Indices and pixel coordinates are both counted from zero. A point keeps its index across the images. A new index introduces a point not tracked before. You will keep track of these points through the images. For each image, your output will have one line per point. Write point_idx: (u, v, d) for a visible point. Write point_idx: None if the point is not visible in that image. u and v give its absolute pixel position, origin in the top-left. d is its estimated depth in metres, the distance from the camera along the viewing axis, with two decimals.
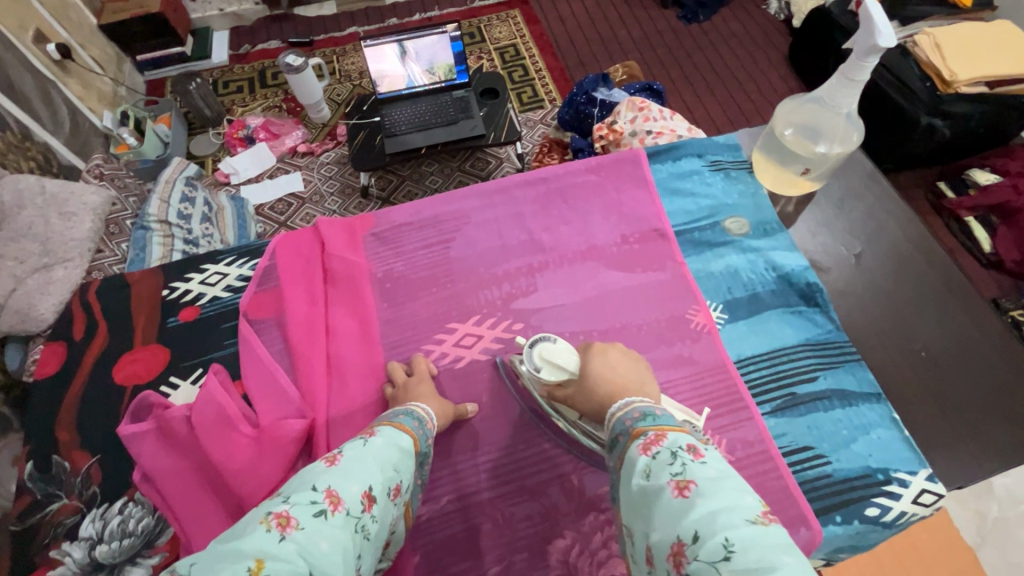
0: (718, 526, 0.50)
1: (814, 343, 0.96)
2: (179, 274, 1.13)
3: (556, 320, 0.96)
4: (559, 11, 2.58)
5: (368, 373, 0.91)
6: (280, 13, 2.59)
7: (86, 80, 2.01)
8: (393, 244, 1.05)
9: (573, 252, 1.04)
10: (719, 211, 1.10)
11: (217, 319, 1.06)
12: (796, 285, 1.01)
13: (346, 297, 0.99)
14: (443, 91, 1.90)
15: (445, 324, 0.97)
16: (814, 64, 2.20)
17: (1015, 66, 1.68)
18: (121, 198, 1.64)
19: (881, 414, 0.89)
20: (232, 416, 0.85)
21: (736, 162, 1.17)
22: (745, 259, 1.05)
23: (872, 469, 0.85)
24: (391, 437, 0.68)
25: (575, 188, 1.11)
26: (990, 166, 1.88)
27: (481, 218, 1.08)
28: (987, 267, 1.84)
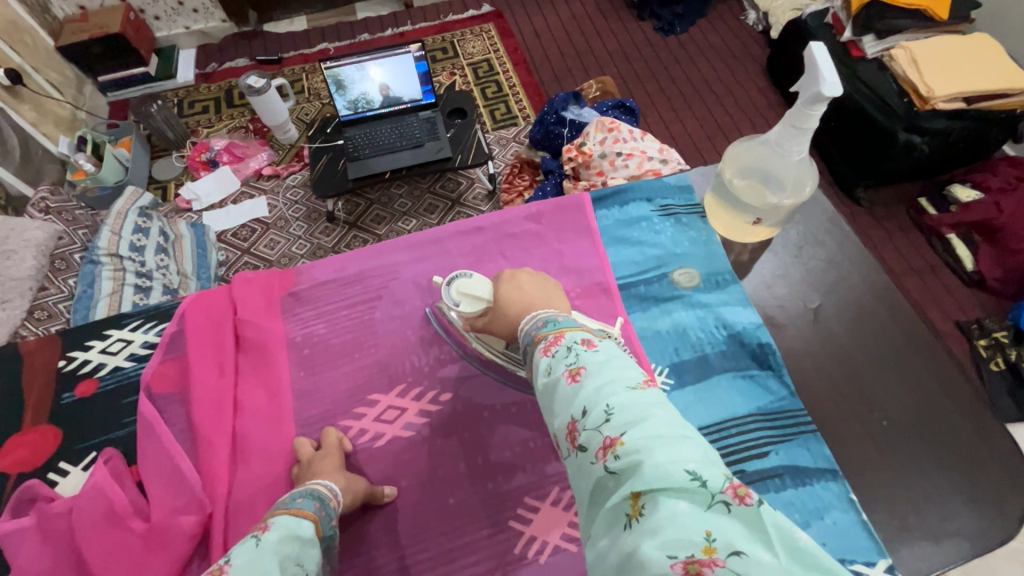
0: (602, 397, 0.51)
1: (766, 413, 0.86)
2: (79, 340, 0.99)
3: (495, 378, 0.89)
4: (534, 25, 2.53)
5: (276, 461, 0.81)
6: (249, 30, 2.52)
7: (41, 105, 1.95)
8: (312, 303, 0.96)
9: None
10: (668, 261, 1.01)
11: (118, 393, 0.93)
12: (748, 346, 0.92)
13: (258, 366, 0.89)
14: (409, 112, 1.84)
15: (366, 398, 0.87)
16: (792, 78, 2.15)
17: (991, 82, 1.65)
18: (68, 231, 1.56)
19: (838, 494, 0.79)
20: (121, 511, 0.75)
21: (688, 206, 1.07)
22: (693, 316, 0.95)
23: (827, 562, 0.74)
24: (288, 526, 0.59)
25: (514, 238, 1.02)
26: (970, 182, 1.85)
27: (411, 274, 0.99)
28: (970, 286, 1.79)
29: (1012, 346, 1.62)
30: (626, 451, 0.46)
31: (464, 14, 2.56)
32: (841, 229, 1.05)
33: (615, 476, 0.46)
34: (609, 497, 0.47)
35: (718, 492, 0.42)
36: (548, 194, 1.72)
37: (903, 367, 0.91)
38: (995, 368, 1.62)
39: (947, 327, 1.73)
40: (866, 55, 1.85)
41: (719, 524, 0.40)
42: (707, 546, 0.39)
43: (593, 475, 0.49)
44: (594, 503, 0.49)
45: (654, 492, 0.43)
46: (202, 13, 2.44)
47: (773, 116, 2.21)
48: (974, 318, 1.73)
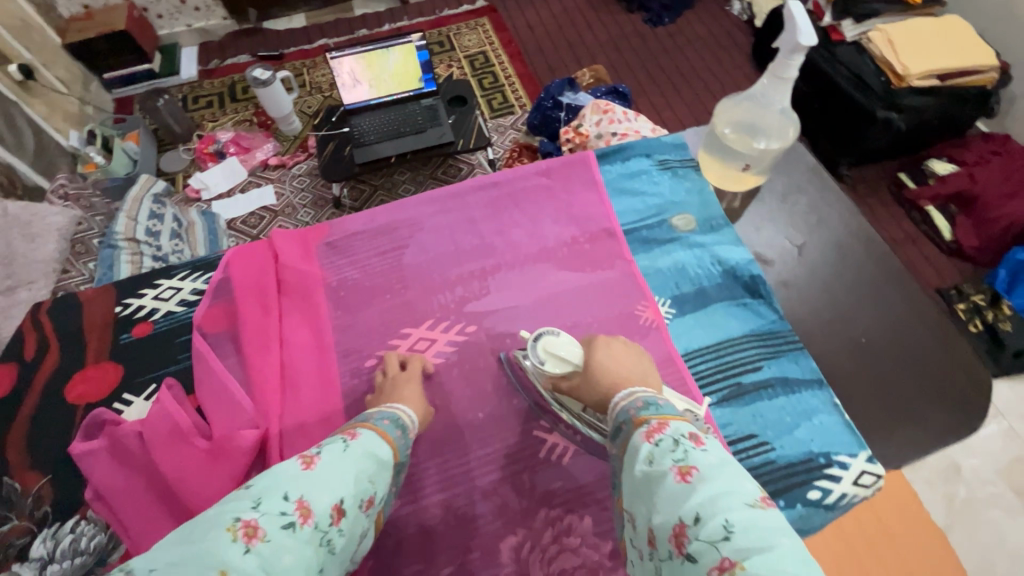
0: (718, 508, 0.52)
1: (759, 333, 0.96)
2: (133, 289, 1.08)
3: (508, 324, 0.96)
4: (527, 18, 2.61)
5: (325, 388, 0.88)
6: (249, 27, 2.58)
7: (51, 99, 2.00)
8: (347, 253, 1.04)
9: (523, 254, 1.04)
10: (667, 209, 1.10)
11: (171, 332, 1.02)
12: (741, 279, 1.01)
13: (299, 306, 0.97)
14: (410, 100, 1.91)
15: (398, 331, 0.95)
16: None
17: (962, 59, 1.76)
18: (87, 216, 1.63)
19: (823, 400, 0.89)
20: (186, 430, 0.83)
21: (683, 160, 1.16)
22: (692, 255, 1.04)
23: (814, 454, 0.85)
24: (370, 445, 0.67)
25: (525, 192, 1.11)
26: (946, 156, 1.94)
27: (434, 225, 1.07)
28: (948, 254, 1.89)
29: (988, 309, 1.70)
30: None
31: (458, 9, 2.64)
32: (822, 180, 1.14)
33: None
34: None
35: None
36: None
37: (883, 309, 1.00)
38: (975, 330, 1.70)
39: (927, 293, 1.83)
40: (846, 39, 1.95)
41: None
42: None
43: None
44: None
45: None
46: (203, 11, 2.50)
47: None
48: (952, 284, 1.83)
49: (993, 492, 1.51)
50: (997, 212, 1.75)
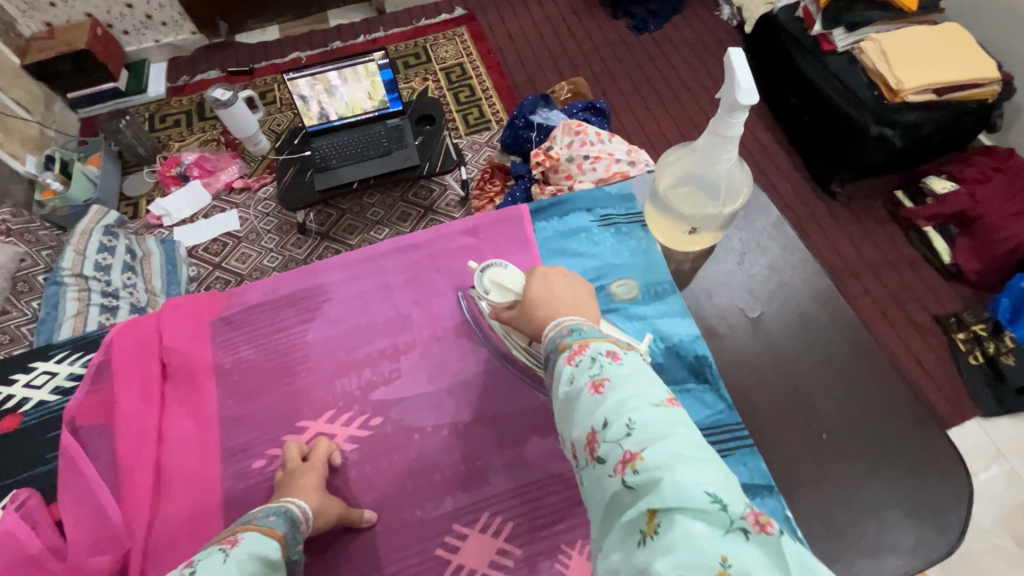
0: (623, 409, 0.51)
1: (702, 428, 0.82)
2: (5, 374, 1.03)
3: (431, 404, 0.85)
4: (508, 27, 2.51)
5: (201, 499, 0.79)
6: (220, 41, 2.51)
7: (7, 124, 1.93)
8: (245, 328, 0.92)
9: (443, 329, 0.91)
10: (607, 273, 0.97)
11: (40, 427, 0.96)
12: (685, 359, 0.88)
13: (185, 396, 0.87)
14: (376, 120, 1.83)
15: (295, 425, 0.84)
16: (764, 73, 2.10)
17: (960, 71, 1.63)
18: (31, 252, 1.55)
19: (773, 512, 0.76)
20: (37, 555, 0.76)
21: (629, 215, 1.03)
22: (632, 328, 0.90)
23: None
24: (255, 546, 0.57)
25: (450, 254, 1.00)
26: (946, 173, 1.82)
27: (345, 293, 0.95)
28: (948, 279, 1.77)
29: (990, 339, 1.60)
30: (646, 470, 0.46)
31: (436, 18, 2.54)
32: (786, 234, 1.02)
33: (632, 490, 0.46)
34: (624, 514, 0.47)
35: (740, 518, 0.42)
36: (517, 199, 1.70)
37: (864, 375, 0.89)
38: (974, 362, 1.61)
39: (925, 321, 1.71)
40: (837, 49, 1.83)
41: (738, 552, 0.40)
42: (722, 572, 0.39)
43: (609, 488, 0.48)
44: (607, 515, 0.49)
45: (672, 509, 0.42)
46: (171, 26, 2.41)
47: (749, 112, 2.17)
48: (951, 312, 1.71)
49: (993, 541, 1.40)
50: (1001, 234, 1.63)
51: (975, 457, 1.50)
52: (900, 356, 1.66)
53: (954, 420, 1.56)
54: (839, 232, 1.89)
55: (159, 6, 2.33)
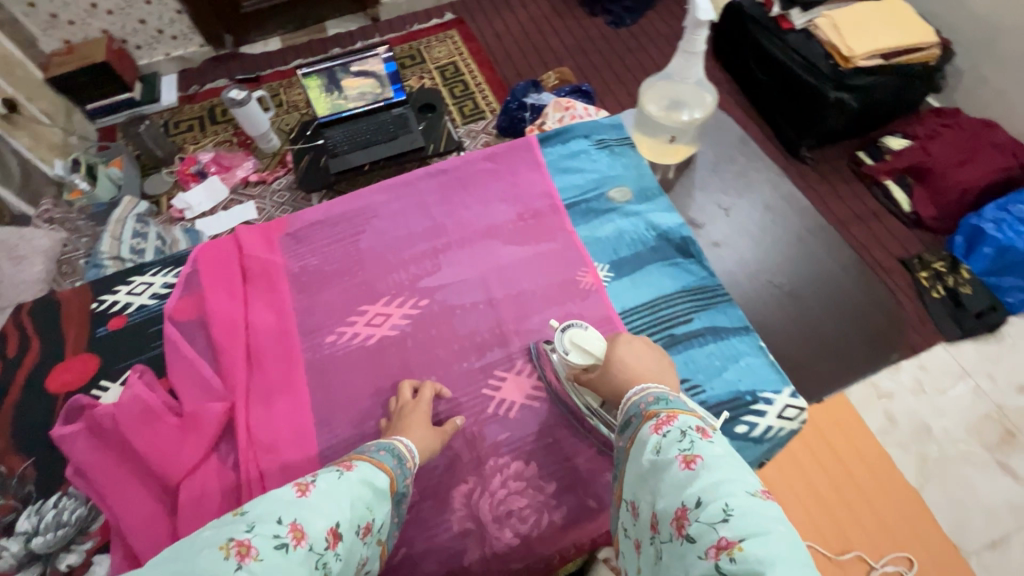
0: (721, 494, 0.58)
1: (691, 290, 1.05)
2: (108, 285, 1.10)
3: (459, 292, 1.04)
4: (495, 27, 2.71)
5: (288, 363, 0.97)
6: (226, 53, 2.67)
7: (35, 131, 2.07)
8: (307, 242, 1.11)
9: (474, 233, 1.11)
10: (605, 183, 1.17)
11: (144, 325, 1.04)
12: (672, 242, 1.10)
13: (263, 293, 1.05)
14: (382, 109, 1.98)
15: (357, 308, 1.03)
16: (733, 54, 2.30)
17: (903, 40, 1.83)
18: (72, 238, 1.70)
19: (750, 343, 1.00)
20: (156, 409, 0.89)
21: (619, 138, 1.21)
22: (630, 223, 1.12)
23: (742, 391, 0.94)
24: (366, 473, 0.70)
25: (474, 175, 1.17)
26: (899, 132, 2.01)
27: (388, 211, 1.14)
28: (909, 226, 1.94)
29: (949, 274, 1.78)
30: (742, 555, 0.52)
31: (427, 24, 2.74)
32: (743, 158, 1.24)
33: (725, 574, 0.52)
34: None
35: None
36: None
37: None
38: (936, 296, 1.77)
39: (892, 263, 1.88)
40: (796, 26, 2.03)
41: None
42: None
43: (696, 566, 0.55)
44: None
45: None
46: (180, 39, 2.58)
47: (721, 91, 2.36)
48: (914, 254, 1.88)
49: (964, 448, 1.56)
50: (953, 180, 1.81)
51: (944, 377, 1.66)
52: None
53: (924, 346, 1.71)
54: (809, 190, 2.06)
55: (169, 20, 2.49)
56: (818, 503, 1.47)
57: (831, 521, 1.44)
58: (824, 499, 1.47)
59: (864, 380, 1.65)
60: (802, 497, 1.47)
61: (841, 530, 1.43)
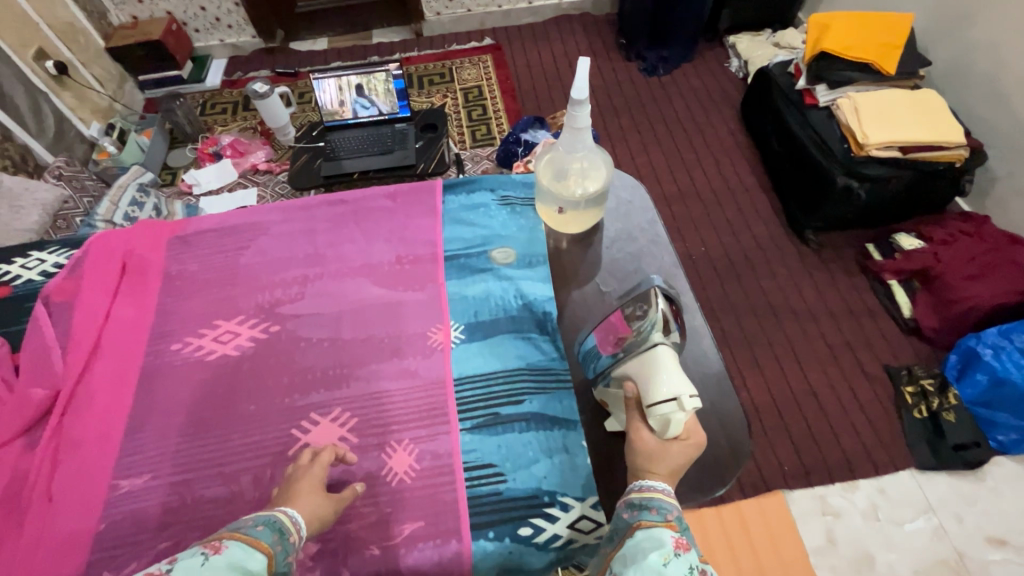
0: None
1: (533, 367, 0.83)
2: (9, 257, 1.08)
3: (317, 324, 0.88)
4: (528, 58, 2.74)
5: (111, 390, 0.84)
6: (275, 46, 2.84)
7: (82, 94, 2.26)
8: (190, 247, 1.00)
9: (345, 269, 0.95)
10: (493, 240, 0.97)
11: (24, 299, 1.01)
12: (535, 313, 0.89)
13: (133, 288, 0.95)
14: (386, 123, 2.05)
15: (210, 321, 0.90)
16: (756, 121, 2.21)
17: (928, 133, 1.70)
18: (75, 197, 1.82)
19: (576, 439, 0.77)
20: None
21: (526, 199, 1.03)
22: (499, 285, 0.92)
23: (541, 491, 0.73)
24: (237, 557, 0.56)
25: (370, 212, 1.02)
26: (916, 232, 1.87)
27: (278, 231, 1.00)
28: (906, 333, 1.79)
29: (936, 395, 1.62)
30: None
31: (466, 45, 2.80)
32: None
33: None
34: None
35: None
36: None
37: None
38: (918, 415, 1.61)
39: (876, 370, 1.72)
40: (819, 103, 1.93)
41: None
42: None
43: None
44: None
45: None
46: (235, 29, 2.76)
47: (738, 157, 2.28)
48: (904, 364, 1.72)
49: None
50: (958, 294, 1.65)
51: (902, 507, 1.50)
52: (842, 400, 1.67)
53: (888, 469, 1.55)
54: (803, 276, 1.93)
55: (227, 11, 2.68)
56: None
57: None
58: None
59: (810, 490, 1.53)
60: None
61: None
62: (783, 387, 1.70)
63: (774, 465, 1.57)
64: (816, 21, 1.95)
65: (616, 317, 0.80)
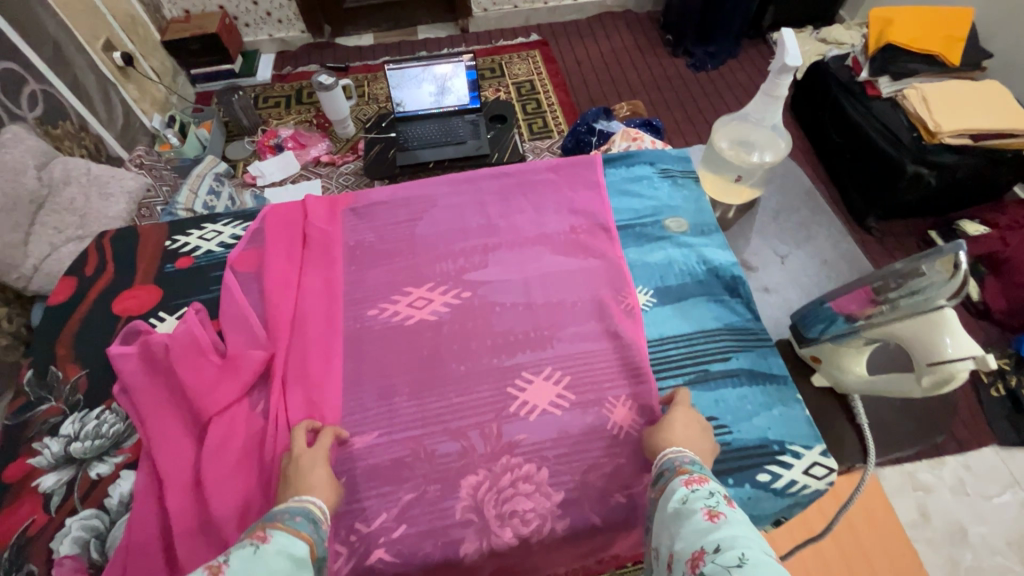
0: (737, 542, 0.50)
1: (733, 328, 0.89)
2: (183, 228, 1.09)
3: (506, 290, 0.93)
4: (577, 54, 2.78)
5: (327, 355, 0.87)
6: (323, 41, 2.84)
7: (143, 86, 2.25)
8: (367, 220, 1.04)
9: (522, 239, 1.00)
10: (662, 211, 1.04)
11: (207, 269, 1.02)
12: (722, 278, 0.95)
13: (320, 258, 0.98)
14: (456, 114, 2.05)
15: (401, 288, 0.94)
16: (812, 113, 2.27)
17: (999, 122, 1.75)
18: (155, 186, 1.82)
19: (789, 394, 0.83)
20: (205, 346, 0.85)
21: (685, 171, 1.10)
22: (680, 253, 0.98)
23: (769, 440, 0.78)
24: (284, 543, 0.53)
25: (534, 185, 1.07)
26: (979, 218, 1.93)
27: (447, 203, 1.06)
28: (975, 316, 1.84)
29: (1012, 373, 1.68)
30: None
31: (513, 41, 2.84)
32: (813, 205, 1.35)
33: None
34: None
35: None
36: None
37: None
38: (995, 394, 1.66)
39: None
40: (882, 95, 1.98)
41: None
42: None
43: None
44: None
45: None
46: (284, 23, 2.76)
47: (795, 148, 2.33)
48: (978, 346, 1.77)
49: (1004, 564, 1.43)
50: None
51: (990, 482, 1.54)
52: None
53: (973, 445, 1.60)
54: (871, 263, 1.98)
55: (278, 5, 2.67)
56: None
57: None
58: None
59: (900, 467, 1.56)
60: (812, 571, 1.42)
61: None
62: None
63: None
64: (876, 16, 2.00)
65: (867, 290, 0.83)
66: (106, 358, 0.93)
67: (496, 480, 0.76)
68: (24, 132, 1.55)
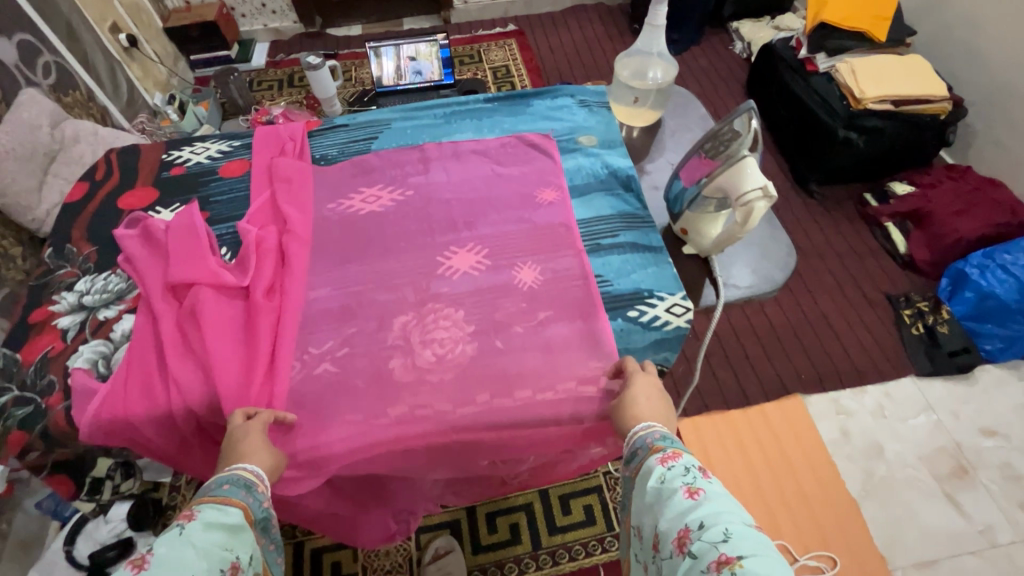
0: (721, 519, 0.63)
1: (625, 214, 1.10)
2: (178, 147, 1.28)
3: (443, 188, 1.12)
4: (550, 42, 2.98)
5: (299, 232, 1.04)
6: (314, 31, 3.05)
7: (145, 66, 2.45)
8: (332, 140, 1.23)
9: (460, 149, 1.20)
10: (577, 130, 1.25)
11: (196, 176, 1.21)
12: (619, 178, 1.16)
13: (293, 165, 1.14)
14: (432, 90, 2.26)
15: (357, 189, 1.13)
16: (759, 88, 2.47)
17: (916, 89, 1.95)
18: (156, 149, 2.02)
19: (661, 259, 1.05)
20: (196, 227, 1.02)
21: (601, 101, 1.32)
22: (588, 160, 1.18)
23: (640, 288, 1.00)
24: (212, 516, 0.63)
25: (472, 113, 1.32)
26: (907, 180, 2.11)
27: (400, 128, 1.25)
28: (902, 267, 2.00)
29: (930, 313, 1.84)
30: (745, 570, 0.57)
31: (491, 31, 3.04)
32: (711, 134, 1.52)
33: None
34: None
35: None
36: None
37: None
38: (915, 332, 1.83)
39: (877, 297, 1.93)
40: (819, 70, 2.17)
41: None
42: None
43: None
44: None
45: None
46: (278, 14, 2.97)
47: None
48: (902, 291, 1.93)
49: (912, 473, 1.60)
50: (948, 226, 1.90)
51: (906, 406, 1.70)
52: (849, 320, 1.88)
53: (893, 375, 1.76)
54: (809, 220, 2.14)
55: None
56: (753, 487, 1.56)
57: (765, 510, 1.52)
58: (758, 484, 1.57)
59: (825, 394, 1.73)
60: (739, 476, 1.58)
61: (774, 520, 1.51)
62: (803, 310, 1.90)
63: (792, 371, 1.78)
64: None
65: (702, 160, 1.08)
66: (111, 240, 1.11)
67: (422, 318, 0.96)
68: (39, 96, 1.73)
